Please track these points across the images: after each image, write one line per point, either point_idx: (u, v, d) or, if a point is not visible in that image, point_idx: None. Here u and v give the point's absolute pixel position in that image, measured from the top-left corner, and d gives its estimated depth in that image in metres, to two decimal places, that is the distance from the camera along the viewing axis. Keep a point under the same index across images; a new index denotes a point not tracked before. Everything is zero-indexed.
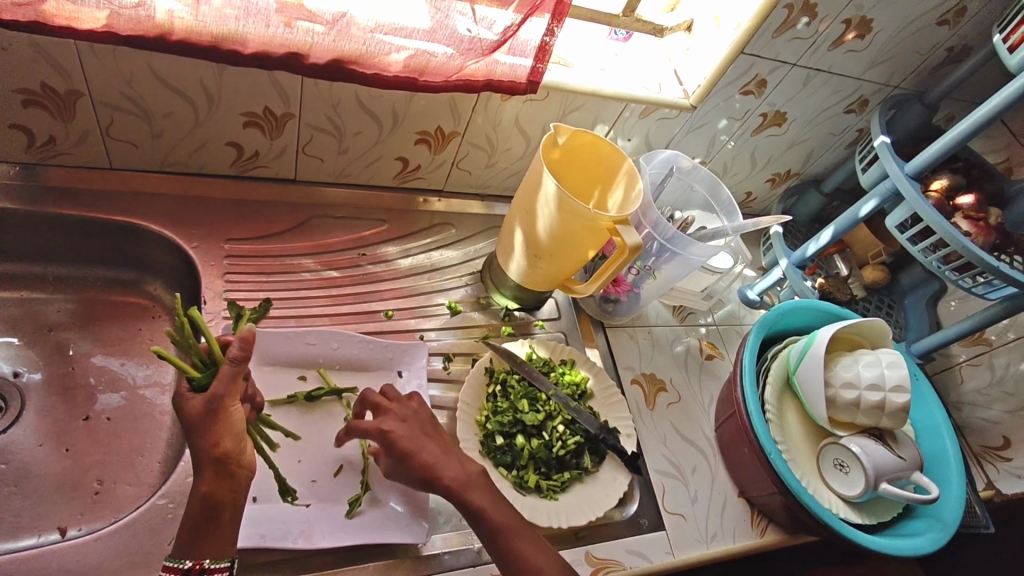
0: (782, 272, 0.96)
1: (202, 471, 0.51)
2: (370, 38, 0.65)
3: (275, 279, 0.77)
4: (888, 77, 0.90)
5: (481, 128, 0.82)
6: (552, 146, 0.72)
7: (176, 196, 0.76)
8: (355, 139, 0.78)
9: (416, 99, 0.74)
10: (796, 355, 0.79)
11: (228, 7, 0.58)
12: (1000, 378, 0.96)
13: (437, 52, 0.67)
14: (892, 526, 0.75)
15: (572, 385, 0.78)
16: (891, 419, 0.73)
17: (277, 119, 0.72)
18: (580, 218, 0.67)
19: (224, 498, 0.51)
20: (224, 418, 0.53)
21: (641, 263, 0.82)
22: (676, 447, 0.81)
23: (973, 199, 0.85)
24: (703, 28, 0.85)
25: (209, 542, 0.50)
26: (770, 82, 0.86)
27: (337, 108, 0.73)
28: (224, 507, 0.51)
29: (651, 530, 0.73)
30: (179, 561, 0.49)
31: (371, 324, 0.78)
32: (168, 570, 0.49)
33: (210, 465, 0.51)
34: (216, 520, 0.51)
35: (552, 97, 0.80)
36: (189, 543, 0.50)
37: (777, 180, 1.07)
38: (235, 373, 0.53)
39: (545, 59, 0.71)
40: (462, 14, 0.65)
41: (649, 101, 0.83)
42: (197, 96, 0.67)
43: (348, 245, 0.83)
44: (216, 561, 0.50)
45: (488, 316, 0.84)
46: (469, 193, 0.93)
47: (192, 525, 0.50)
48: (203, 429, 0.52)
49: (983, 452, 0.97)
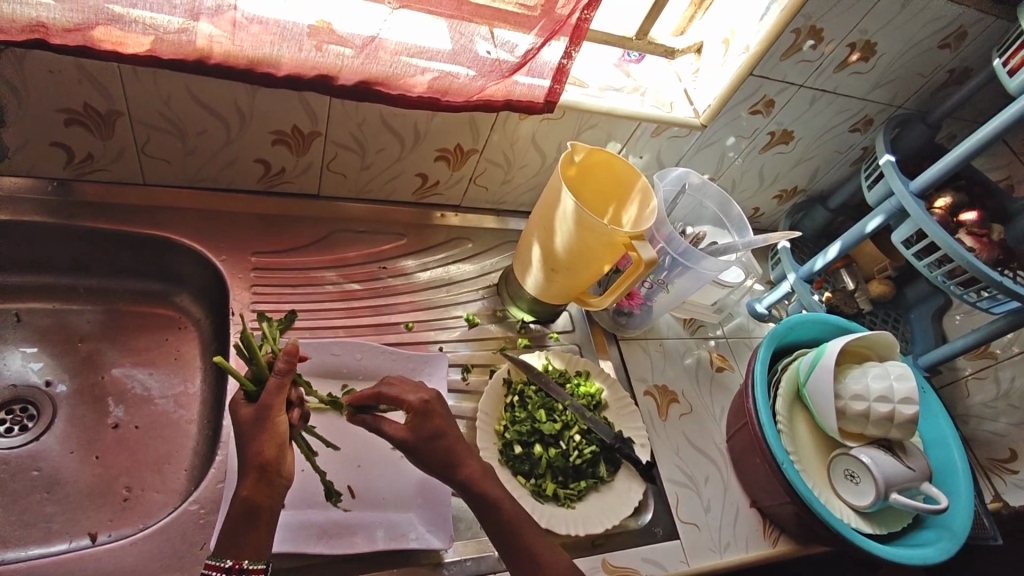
0: (790, 286, 0.99)
1: (245, 478, 0.52)
2: (396, 60, 0.68)
3: (298, 291, 0.79)
4: (891, 97, 0.93)
5: (498, 146, 0.84)
6: (568, 164, 0.74)
7: (204, 211, 0.78)
8: (377, 156, 0.81)
9: (437, 118, 0.77)
10: (805, 367, 0.81)
11: (264, 33, 0.62)
12: (1006, 391, 0.98)
13: (460, 74, 0.71)
14: (903, 536, 0.75)
15: (587, 396, 0.80)
16: (900, 430, 0.75)
17: (304, 137, 0.75)
18: (595, 234, 0.70)
19: (264, 502, 0.52)
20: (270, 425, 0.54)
21: (655, 276, 0.84)
22: (689, 457, 0.82)
23: (976, 215, 0.87)
24: (713, 51, 0.88)
25: (246, 542, 0.51)
26: (778, 102, 0.89)
27: (361, 127, 0.76)
28: (263, 513, 0.52)
29: (666, 539, 0.74)
30: (220, 560, 0.51)
31: (392, 335, 0.80)
32: (211, 569, 0.51)
33: (254, 470, 0.52)
34: (263, 521, 0.52)
35: (567, 116, 0.83)
36: (229, 543, 0.51)
37: (784, 197, 1.10)
38: (280, 385, 0.55)
39: (563, 80, 0.74)
40: (484, 38, 0.68)
41: (661, 120, 0.86)
42: (230, 115, 0.69)
43: (368, 259, 0.85)
44: (255, 563, 0.51)
45: (504, 328, 0.86)
46: (486, 209, 0.95)
47: (232, 527, 0.51)
48: (251, 437, 0.53)
49: (989, 466, 0.98)
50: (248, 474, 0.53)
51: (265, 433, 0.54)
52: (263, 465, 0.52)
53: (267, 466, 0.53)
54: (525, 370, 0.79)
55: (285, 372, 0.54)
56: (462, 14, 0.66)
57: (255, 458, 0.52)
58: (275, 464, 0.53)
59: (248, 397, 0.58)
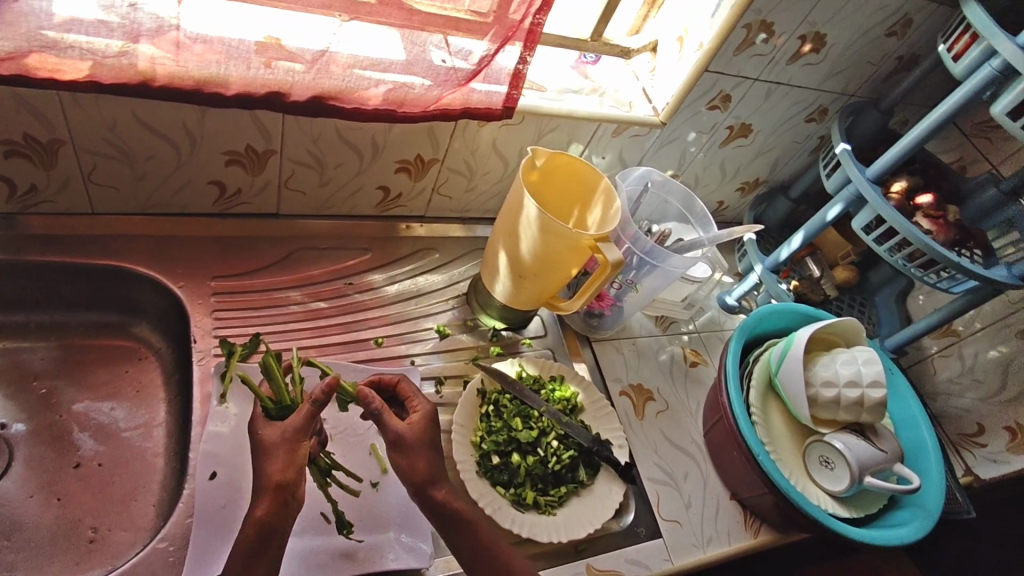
0: (757, 277, 1.00)
1: (260, 498, 0.52)
2: (349, 73, 0.67)
3: (263, 313, 0.77)
4: (843, 87, 0.95)
5: (459, 154, 0.84)
6: (530, 169, 0.74)
7: (160, 237, 0.76)
8: (336, 171, 0.79)
9: (395, 129, 0.76)
10: (776, 357, 0.81)
11: (209, 52, 0.60)
12: (970, 366, 1.01)
13: (415, 84, 0.70)
14: (880, 517, 0.77)
15: (562, 401, 0.79)
16: (871, 414, 0.76)
17: (258, 155, 0.73)
18: (561, 238, 0.69)
19: (278, 524, 0.52)
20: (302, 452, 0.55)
21: (622, 276, 0.83)
22: (668, 455, 0.83)
23: (931, 198, 0.89)
24: (667, 49, 0.89)
25: (262, 563, 0.51)
26: (734, 96, 0.90)
27: (317, 143, 0.74)
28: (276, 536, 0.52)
29: (649, 538, 0.75)
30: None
31: (362, 352, 0.79)
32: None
33: (270, 491, 0.52)
34: (269, 548, 0.51)
35: (527, 121, 0.82)
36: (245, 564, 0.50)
37: (747, 189, 1.11)
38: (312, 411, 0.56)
39: (520, 85, 0.74)
40: (437, 46, 0.68)
41: (620, 120, 0.86)
42: (180, 138, 0.68)
43: (333, 276, 0.84)
44: None
45: (476, 337, 0.86)
46: (451, 218, 0.94)
47: None
48: None
49: (959, 441, 1.01)
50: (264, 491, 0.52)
51: (286, 452, 0.54)
52: (281, 484, 0.53)
53: (285, 487, 0.53)
54: (497, 378, 0.78)
55: (323, 401, 0.55)
56: (404, 19, 0.64)
57: (271, 477, 0.53)
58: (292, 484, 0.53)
59: (275, 417, 0.59)
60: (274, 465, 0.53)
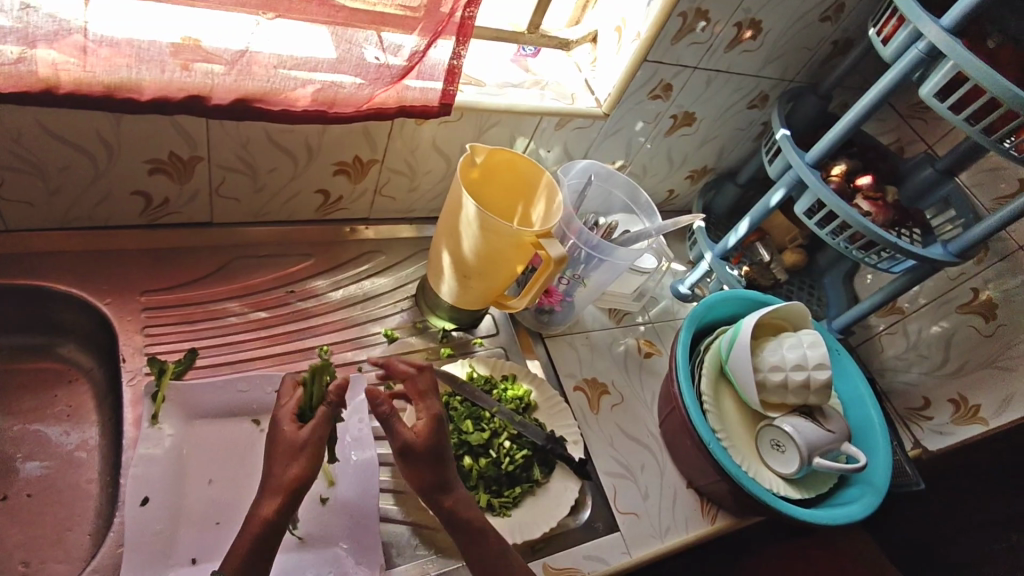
0: (708, 265, 1.01)
1: (270, 498, 0.55)
2: (274, 74, 0.64)
3: (199, 326, 0.74)
4: (782, 73, 0.96)
5: (399, 153, 0.82)
6: (470, 166, 0.73)
7: (84, 252, 0.72)
8: (270, 176, 0.76)
9: (329, 130, 0.74)
10: (725, 344, 0.82)
11: (118, 56, 0.57)
12: (914, 342, 1.04)
13: (345, 83, 0.68)
14: (831, 496, 0.78)
15: (514, 400, 0.78)
16: (818, 396, 0.77)
17: (184, 163, 0.70)
18: (502, 237, 0.68)
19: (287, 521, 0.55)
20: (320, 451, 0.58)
21: (571, 271, 0.82)
22: (624, 447, 0.83)
23: (870, 179, 0.91)
24: (607, 39, 0.88)
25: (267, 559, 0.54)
26: (675, 85, 0.90)
27: (246, 148, 0.71)
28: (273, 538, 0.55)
29: (607, 532, 0.74)
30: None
31: (307, 361, 0.76)
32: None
33: (285, 492, 0.55)
34: (270, 546, 0.54)
35: (466, 117, 0.81)
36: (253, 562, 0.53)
37: (695, 176, 1.12)
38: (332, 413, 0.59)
39: (455, 81, 0.72)
40: (369, 42, 0.66)
41: (562, 113, 0.85)
42: (96, 149, 0.64)
43: (274, 283, 0.81)
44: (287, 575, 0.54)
45: (426, 340, 0.84)
46: (397, 219, 0.92)
47: None
48: None
49: (908, 416, 1.04)
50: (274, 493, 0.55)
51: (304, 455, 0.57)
52: (292, 487, 0.56)
53: (295, 488, 0.56)
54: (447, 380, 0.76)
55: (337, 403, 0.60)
56: (327, 15, 0.62)
57: (283, 480, 0.56)
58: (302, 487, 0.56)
59: (302, 418, 0.61)
60: (289, 469, 0.57)
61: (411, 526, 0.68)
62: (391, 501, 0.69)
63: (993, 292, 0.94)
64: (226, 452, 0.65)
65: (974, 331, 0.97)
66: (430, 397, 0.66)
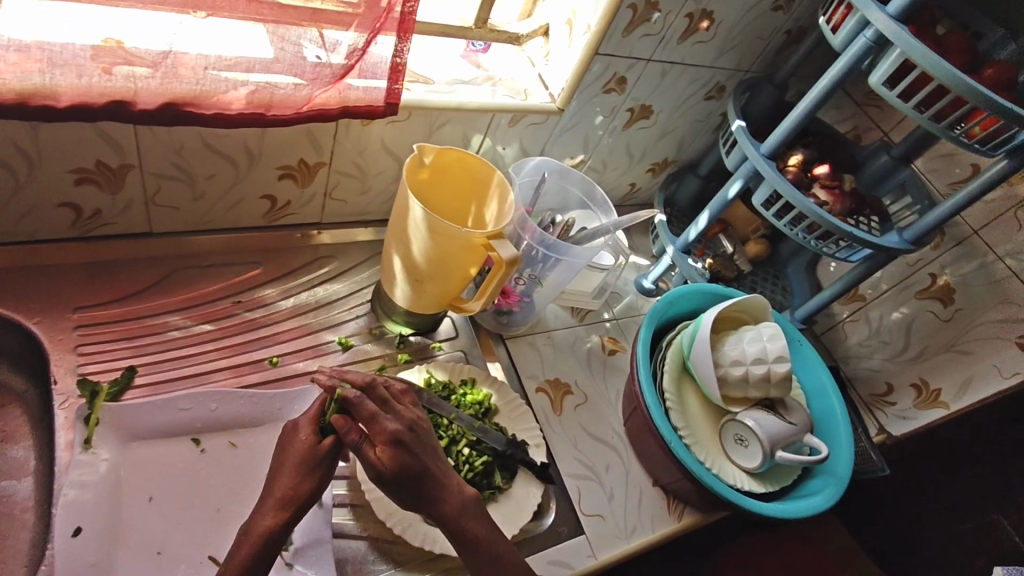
0: (670, 259, 0.99)
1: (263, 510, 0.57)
2: (204, 75, 0.61)
3: (137, 342, 0.70)
4: (737, 63, 0.95)
5: (347, 155, 0.79)
6: (418, 167, 0.71)
7: (10, 269, 0.69)
8: (209, 183, 0.73)
9: (269, 133, 0.71)
10: (687, 340, 0.81)
11: (27, 60, 0.53)
12: (876, 329, 1.05)
13: (280, 83, 0.65)
14: (795, 489, 0.78)
15: (474, 405, 0.77)
16: (779, 388, 0.76)
17: (114, 172, 0.66)
18: (452, 240, 0.66)
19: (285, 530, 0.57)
20: (313, 461, 0.60)
21: (528, 271, 0.80)
22: (588, 448, 0.82)
23: (827, 168, 0.90)
24: (558, 32, 0.86)
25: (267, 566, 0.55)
26: (629, 78, 0.88)
27: (180, 154, 0.68)
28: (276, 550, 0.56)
29: (571, 536, 0.73)
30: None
31: (255, 374, 0.73)
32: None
33: (276, 505, 0.57)
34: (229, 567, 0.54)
35: (414, 116, 0.78)
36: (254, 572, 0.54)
37: (656, 169, 1.11)
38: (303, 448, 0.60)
39: (400, 79, 0.70)
40: (310, 40, 0.63)
41: (514, 110, 0.83)
42: (13, 160, 0.60)
43: (219, 294, 0.78)
44: None
45: (383, 346, 0.82)
46: (350, 222, 0.90)
47: None
48: None
49: (872, 401, 1.05)
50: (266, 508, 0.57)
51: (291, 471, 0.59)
52: (288, 498, 0.58)
53: (291, 500, 0.58)
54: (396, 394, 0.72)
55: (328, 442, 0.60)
56: (255, 12, 0.59)
57: (279, 492, 0.58)
58: (295, 499, 0.58)
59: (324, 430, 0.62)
60: (283, 481, 0.59)
61: (368, 541, 0.66)
62: (347, 515, 0.67)
63: (949, 277, 0.95)
64: (168, 471, 0.63)
65: (933, 316, 0.97)
66: (382, 418, 0.61)
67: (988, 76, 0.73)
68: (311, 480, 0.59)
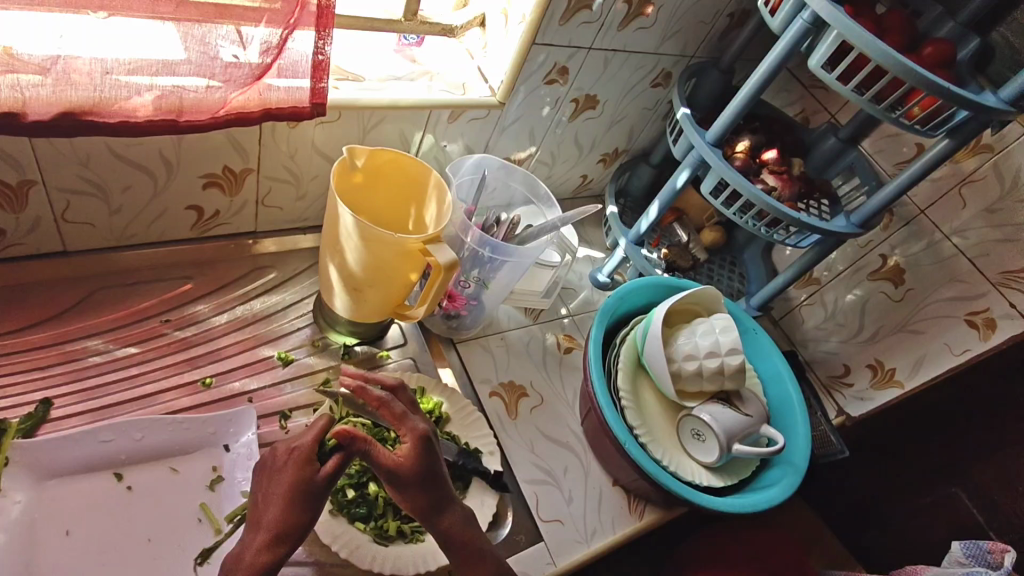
0: (623, 253, 0.97)
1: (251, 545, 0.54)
2: (103, 81, 0.56)
3: (54, 370, 0.66)
4: (682, 48, 0.93)
5: (276, 159, 0.75)
6: (350, 169, 0.68)
7: None
8: (125, 196, 0.68)
9: (187, 141, 0.66)
10: (640, 335, 0.79)
11: None
12: (832, 312, 1.05)
13: (192, 86, 0.60)
14: (754, 480, 0.77)
15: (423, 414, 0.74)
16: (733, 380, 0.75)
17: (14, 190, 0.61)
18: (387, 246, 0.63)
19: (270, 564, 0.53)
20: (305, 490, 0.55)
21: (471, 274, 0.78)
22: (545, 451, 0.79)
23: (775, 153, 0.89)
24: (495, 23, 0.83)
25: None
26: (571, 68, 0.86)
27: (86, 166, 0.63)
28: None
29: (529, 545, 0.71)
30: None
31: (186, 397, 0.69)
32: None
33: (266, 534, 0.54)
34: None
35: (345, 116, 0.74)
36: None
37: (608, 160, 1.09)
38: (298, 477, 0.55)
39: (324, 77, 0.66)
40: (225, 39, 0.59)
41: (453, 105, 0.80)
42: None
43: (146, 313, 0.73)
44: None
45: (327, 358, 0.78)
46: (288, 229, 0.85)
47: None
48: None
49: (830, 383, 1.05)
50: (258, 532, 0.54)
51: (277, 504, 0.54)
52: (280, 533, 0.54)
53: (283, 534, 0.54)
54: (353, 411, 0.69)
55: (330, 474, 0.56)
56: (149, 8, 0.55)
57: (271, 524, 0.54)
58: (290, 531, 0.54)
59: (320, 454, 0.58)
60: (272, 513, 0.54)
61: (315, 566, 0.63)
62: None
63: (900, 258, 0.95)
64: (91, 510, 0.59)
65: (885, 297, 0.98)
66: (412, 417, 0.60)
67: (926, 55, 0.72)
68: (303, 510, 0.54)
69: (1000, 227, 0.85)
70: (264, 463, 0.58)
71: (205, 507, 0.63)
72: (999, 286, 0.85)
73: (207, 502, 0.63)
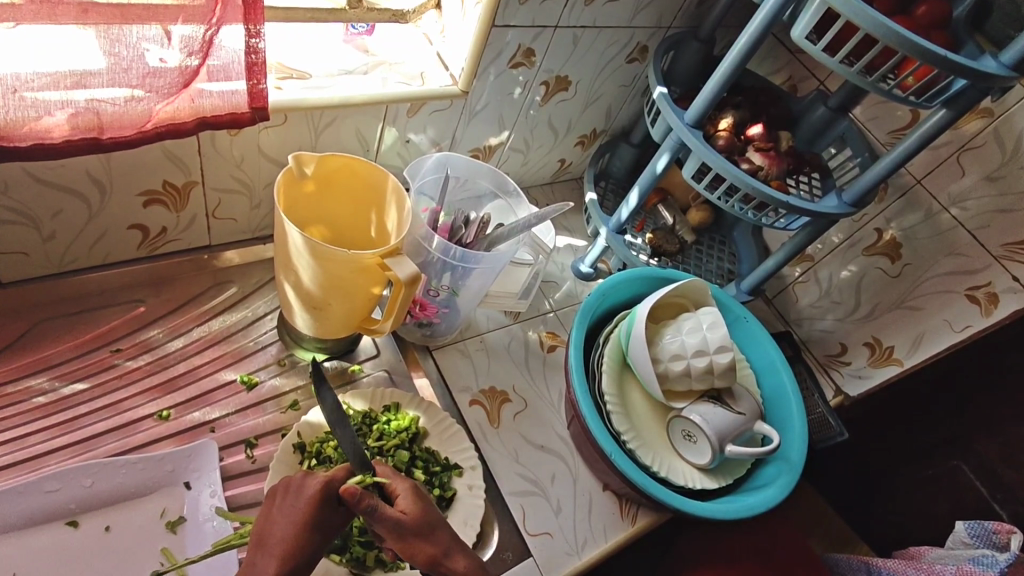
0: (605, 242, 0.92)
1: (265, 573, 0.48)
2: (7, 100, 0.50)
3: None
4: (657, 19, 0.86)
5: (222, 168, 0.69)
6: (299, 178, 0.62)
7: None
8: (58, 222, 0.63)
9: (116, 158, 0.60)
10: (624, 333, 0.75)
11: None
12: (827, 289, 1.00)
13: (112, 99, 0.54)
14: (749, 479, 0.74)
15: (399, 433, 0.69)
16: (723, 379, 0.71)
17: None
18: (341, 263, 0.58)
19: None
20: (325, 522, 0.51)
21: (438, 282, 0.73)
22: (530, 459, 0.76)
23: (761, 128, 0.84)
24: (453, 2, 0.76)
25: None
26: (537, 49, 0.79)
27: (5, 193, 0.58)
28: None
29: (517, 561, 0.68)
30: None
31: (141, 434, 0.65)
32: None
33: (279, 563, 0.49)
34: None
35: (292, 119, 0.68)
36: None
37: (586, 142, 1.03)
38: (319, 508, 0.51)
39: (262, 76, 0.59)
40: (150, 41, 0.53)
41: (412, 98, 0.73)
42: None
43: (94, 344, 0.69)
44: None
45: (294, 377, 0.74)
46: (247, 239, 0.80)
47: None
48: None
49: (827, 362, 1.00)
50: (270, 557, 0.49)
51: (295, 532, 0.50)
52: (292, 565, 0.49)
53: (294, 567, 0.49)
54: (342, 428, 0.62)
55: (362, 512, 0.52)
56: (48, 16, 0.48)
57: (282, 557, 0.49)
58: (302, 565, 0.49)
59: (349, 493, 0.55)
60: (285, 543, 0.49)
61: None
62: None
63: (895, 231, 0.90)
64: (41, 563, 0.56)
65: (881, 273, 0.93)
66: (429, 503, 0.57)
67: (920, 15, 0.66)
68: (315, 544, 0.50)
69: (1001, 196, 0.80)
70: (282, 484, 0.53)
71: (166, 551, 0.59)
72: (1002, 259, 0.81)
73: (167, 545, 0.59)
